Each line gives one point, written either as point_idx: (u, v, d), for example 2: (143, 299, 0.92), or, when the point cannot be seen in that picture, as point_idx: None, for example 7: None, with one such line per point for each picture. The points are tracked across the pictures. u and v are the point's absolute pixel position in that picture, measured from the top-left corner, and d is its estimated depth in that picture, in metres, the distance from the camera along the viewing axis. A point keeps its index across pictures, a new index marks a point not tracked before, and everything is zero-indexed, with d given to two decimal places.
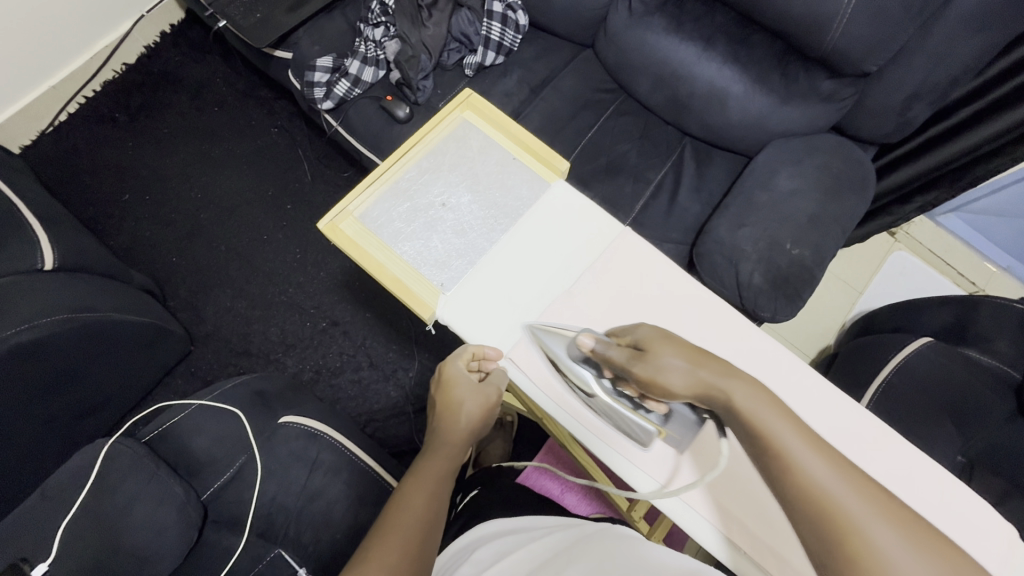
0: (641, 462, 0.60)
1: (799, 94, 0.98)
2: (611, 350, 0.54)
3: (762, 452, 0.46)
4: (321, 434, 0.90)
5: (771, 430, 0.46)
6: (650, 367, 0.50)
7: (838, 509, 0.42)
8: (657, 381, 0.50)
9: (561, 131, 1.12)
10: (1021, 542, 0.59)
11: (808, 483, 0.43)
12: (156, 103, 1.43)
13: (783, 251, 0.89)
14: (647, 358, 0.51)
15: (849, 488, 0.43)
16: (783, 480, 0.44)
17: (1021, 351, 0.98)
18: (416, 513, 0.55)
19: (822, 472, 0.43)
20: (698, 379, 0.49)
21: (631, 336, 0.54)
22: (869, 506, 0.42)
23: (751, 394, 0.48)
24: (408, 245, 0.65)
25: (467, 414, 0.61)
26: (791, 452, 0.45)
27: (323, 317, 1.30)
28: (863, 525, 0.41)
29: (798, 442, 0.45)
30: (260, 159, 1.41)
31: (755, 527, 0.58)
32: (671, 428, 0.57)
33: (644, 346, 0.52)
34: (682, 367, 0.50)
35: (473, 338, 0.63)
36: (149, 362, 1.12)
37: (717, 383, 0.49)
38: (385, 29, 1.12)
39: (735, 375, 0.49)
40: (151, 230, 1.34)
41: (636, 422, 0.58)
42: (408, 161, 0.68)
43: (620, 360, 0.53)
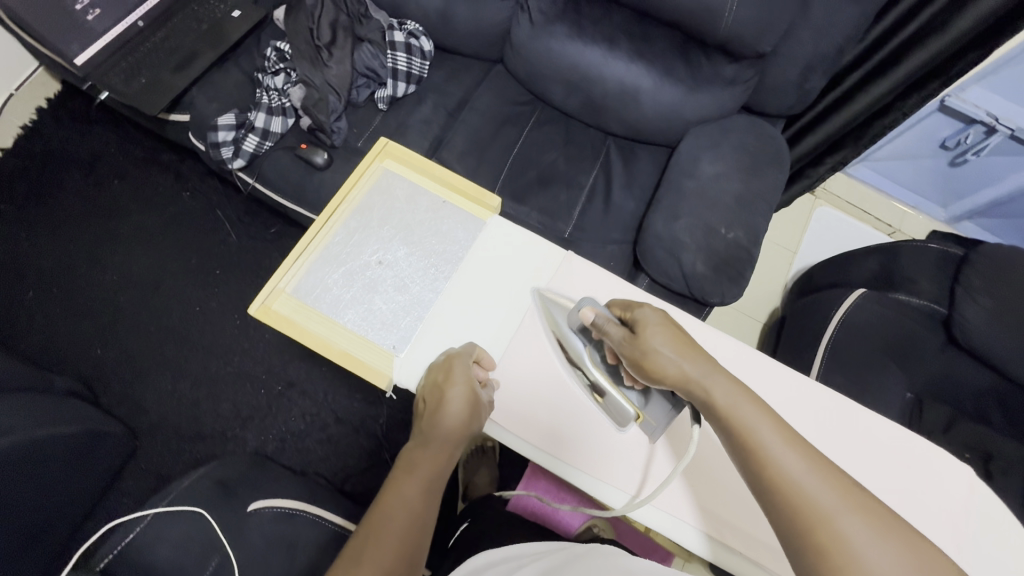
0: (611, 479, 0.58)
1: (704, 81, 1.02)
2: (609, 325, 0.56)
3: (737, 444, 0.48)
4: (298, 512, 0.85)
5: (748, 426, 0.48)
6: (640, 351, 0.53)
7: (806, 500, 0.43)
8: (645, 364, 0.53)
9: (487, 151, 1.11)
10: (983, 482, 0.62)
11: (779, 477, 0.45)
12: (45, 187, 1.31)
13: (719, 236, 0.91)
14: (638, 341, 0.53)
15: (822, 481, 0.44)
16: (757, 473, 0.46)
17: (941, 287, 1.06)
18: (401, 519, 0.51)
19: (796, 468, 0.45)
20: (681, 372, 0.51)
21: (633, 313, 0.55)
22: (841, 499, 0.43)
23: (730, 391, 0.50)
24: (351, 313, 0.61)
25: (462, 412, 0.54)
26: (765, 447, 0.46)
27: (278, 380, 1.23)
28: (833, 516, 0.42)
29: (773, 437, 0.46)
30: (177, 227, 1.32)
31: (738, 519, 0.60)
32: (649, 412, 0.58)
33: (638, 326, 0.54)
34: (670, 357, 0.52)
35: (465, 342, 0.60)
36: (90, 473, 1.01)
37: (699, 377, 0.51)
38: (285, 75, 1.07)
39: (718, 371, 0.51)
40: (66, 325, 1.22)
41: (616, 401, 0.58)
42: (334, 223, 0.65)
43: (615, 335, 0.55)
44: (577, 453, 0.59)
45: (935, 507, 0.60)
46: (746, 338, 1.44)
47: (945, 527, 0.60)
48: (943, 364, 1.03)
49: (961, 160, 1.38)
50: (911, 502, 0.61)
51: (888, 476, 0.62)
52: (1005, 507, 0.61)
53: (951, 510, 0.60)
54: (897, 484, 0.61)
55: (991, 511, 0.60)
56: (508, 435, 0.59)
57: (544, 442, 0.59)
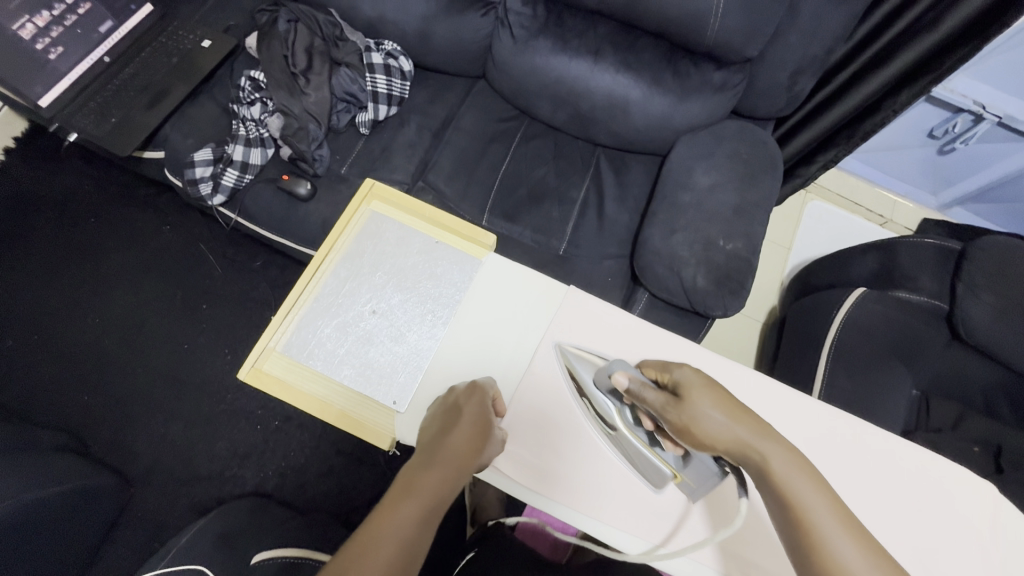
0: (622, 525, 0.56)
1: (693, 88, 0.99)
2: (646, 392, 0.51)
3: (791, 518, 0.45)
4: (301, 560, 0.82)
5: (805, 504, 0.45)
6: (684, 415, 0.48)
7: None
8: (690, 431, 0.48)
9: (475, 170, 1.08)
10: (1002, 496, 0.62)
11: (833, 563, 0.42)
12: (18, 230, 1.27)
13: (718, 248, 0.89)
14: (682, 406, 0.49)
15: (879, 571, 0.42)
16: (808, 557, 0.44)
17: (941, 282, 1.05)
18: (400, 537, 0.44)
19: (853, 555, 0.42)
20: (734, 435, 0.47)
21: (673, 376, 0.51)
22: None
23: (787, 461, 0.46)
24: (346, 370, 0.59)
25: (471, 429, 0.52)
26: (822, 530, 0.44)
27: (274, 415, 1.20)
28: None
29: (831, 521, 0.44)
30: (160, 263, 1.28)
31: (763, 561, 0.56)
32: (686, 475, 0.54)
33: (680, 391, 0.49)
34: (721, 421, 0.47)
35: (475, 375, 0.58)
36: (80, 528, 0.97)
37: (753, 442, 0.47)
38: (261, 104, 1.03)
39: (772, 437, 0.47)
40: (49, 373, 1.18)
41: (651, 460, 0.55)
42: (324, 273, 0.62)
43: (653, 403, 0.50)
44: (591, 497, 0.56)
45: (960, 525, 0.60)
46: (746, 338, 1.43)
47: (973, 545, 0.60)
48: (946, 359, 1.02)
49: (950, 148, 1.37)
50: (936, 522, 0.61)
51: (911, 497, 0.61)
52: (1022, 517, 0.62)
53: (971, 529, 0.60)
54: (920, 504, 0.61)
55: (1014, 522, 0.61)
56: (520, 488, 0.56)
57: (556, 489, 0.56)
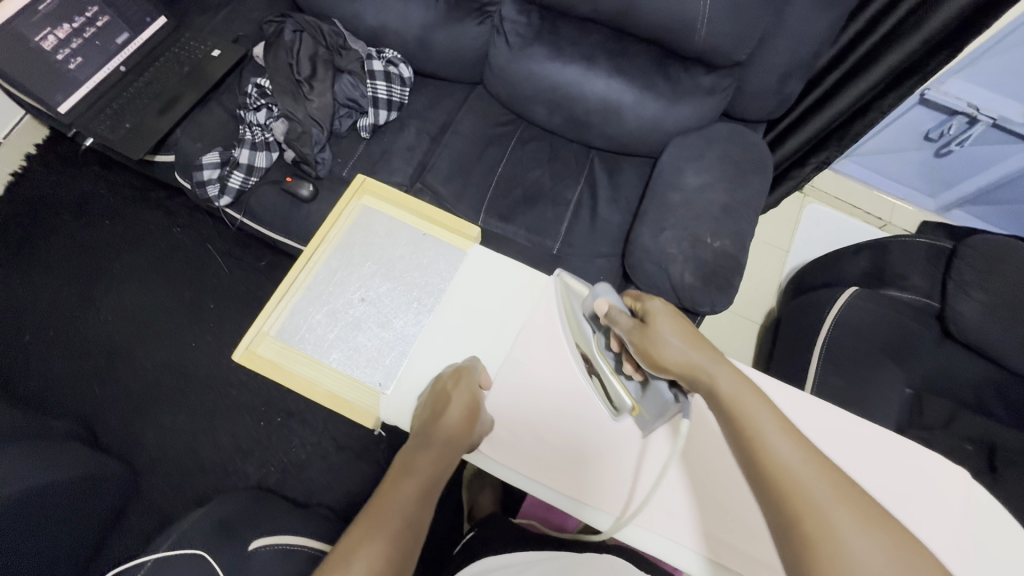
0: (593, 501, 0.57)
1: (684, 92, 1.02)
2: (621, 316, 0.56)
3: (736, 428, 0.50)
4: (298, 548, 0.85)
5: (748, 415, 0.49)
6: (649, 338, 0.54)
7: (795, 486, 0.45)
8: (652, 352, 0.54)
9: (472, 172, 1.12)
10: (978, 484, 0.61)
11: (769, 459, 0.47)
12: (37, 232, 1.32)
13: (705, 246, 0.91)
14: (648, 329, 0.54)
15: (814, 471, 0.45)
16: (750, 458, 0.48)
17: (933, 281, 1.06)
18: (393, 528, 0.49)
19: (790, 455, 0.46)
20: (688, 358, 0.53)
21: (644, 305, 0.57)
22: (830, 487, 0.44)
23: (734, 380, 0.51)
24: (335, 353, 0.61)
25: (461, 420, 0.54)
26: (761, 433, 0.48)
27: (277, 411, 1.23)
28: (819, 500, 0.43)
29: (771, 426, 0.48)
30: (169, 264, 1.32)
31: (735, 540, 0.58)
32: (644, 405, 0.58)
33: (650, 318, 0.55)
34: (678, 346, 0.53)
35: (466, 356, 0.61)
36: (89, 518, 1.01)
37: (705, 364, 0.53)
38: (267, 110, 1.08)
39: (723, 361, 0.53)
40: (63, 368, 1.23)
41: (613, 388, 0.58)
42: (316, 263, 0.65)
43: (625, 325, 0.56)
44: (563, 474, 0.58)
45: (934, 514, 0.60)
46: (743, 339, 1.44)
47: (947, 534, 0.59)
48: (939, 358, 1.03)
49: (946, 151, 1.38)
50: (909, 510, 0.60)
51: (885, 483, 0.61)
52: (1003, 510, 0.60)
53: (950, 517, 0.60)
54: (892, 491, 0.61)
55: (990, 513, 0.60)
56: (498, 466, 0.58)
57: (531, 468, 0.58)
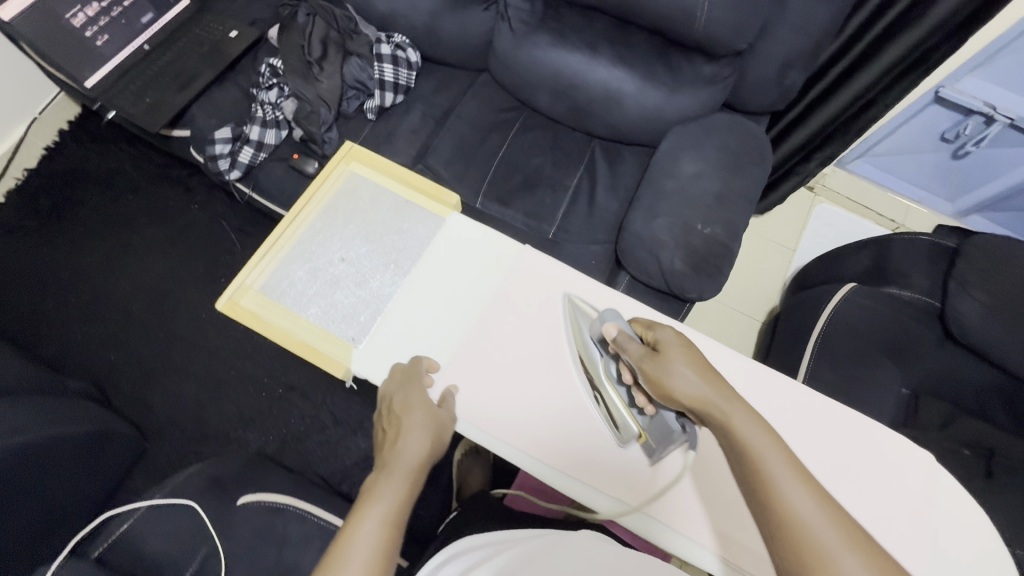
0: (560, 467, 0.58)
1: (685, 81, 1.02)
2: (630, 344, 0.55)
3: (747, 471, 0.46)
4: (286, 506, 0.88)
5: (761, 458, 0.46)
6: (661, 369, 0.52)
7: (810, 540, 0.41)
8: (662, 383, 0.52)
9: (474, 156, 1.14)
10: (943, 469, 0.61)
11: (783, 510, 0.43)
12: (65, 203, 1.40)
13: (696, 232, 0.92)
14: (660, 360, 0.52)
15: (831, 526, 0.41)
16: (762, 507, 0.44)
17: (934, 280, 1.04)
18: (369, 563, 0.45)
19: (804, 504, 0.43)
20: (700, 394, 0.50)
21: (657, 336, 0.55)
22: (846, 540, 0.40)
23: (749, 420, 0.48)
24: (313, 307, 0.64)
25: (427, 438, 0.54)
26: (775, 480, 0.44)
27: (279, 383, 1.27)
28: (836, 558, 0.40)
29: (785, 472, 0.44)
30: (186, 238, 1.38)
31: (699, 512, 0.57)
32: (652, 432, 0.57)
33: (662, 348, 0.54)
34: (690, 376, 0.51)
35: (413, 356, 0.61)
36: (99, 472, 1.06)
37: (718, 400, 0.49)
38: (278, 89, 1.12)
39: (738, 398, 0.49)
40: (82, 332, 1.29)
41: (621, 417, 0.58)
42: (301, 223, 0.68)
43: (635, 354, 0.55)
44: (531, 439, 0.59)
45: (894, 497, 0.59)
46: (744, 337, 1.43)
47: (907, 516, 0.58)
48: (938, 358, 1.00)
49: (962, 152, 1.35)
50: (869, 491, 0.59)
51: (847, 464, 0.60)
52: (969, 497, 0.59)
53: (911, 500, 0.59)
54: (855, 473, 0.60)
55: (955, 499, 0.59)
56: (463, 423, 0.59)
57: (493, 425, 0.59)
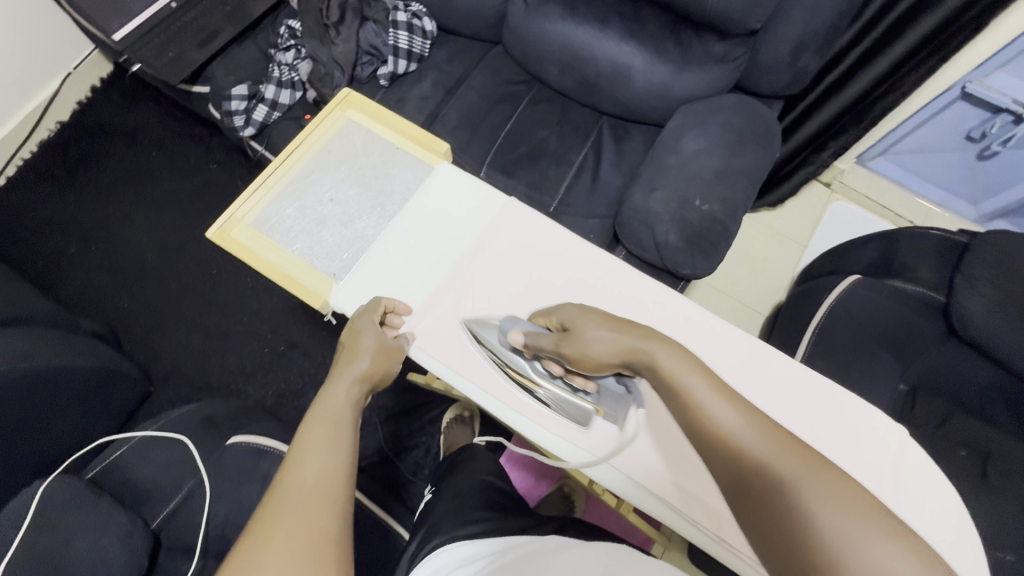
0: (539, 419, 0.60)
1: (694, 59, 1.01)
2: (541, 338, 0.56)
3: (677, 403, 0.46)
4: (271, 450, 0.90)
5: (687, 387, 0.46)
6: (577, 345, 0.53)
7: (746, 454, 0.41)
8: (586, 357, 0.53)
9: (481, 126, 1.15)
10: (917, 446, 0.59)
11: (716, 431, 0.43)
12: (93, 156, 1.45)
13: (693, 208, 0.91)
14: (574, 337, 0.53)
15: (761, 435, 0.42)
16: (698, 434, 0.44)
17: (942, 275, 1.01)
18: (323, 468, 0.45)
19: (732, 421, 0.43)
20: (623, 344, 0.51)
21: (558, 318, 0.57)
22: (773, 446, 0.41)
23: (671, 353, 0.48)
24: (299, 243, 0.66)
25: (369, 359, 0.55)
26: (703, 405, 0.44)
27: (281, 340, 1.31)
28: (770, 462, 0.40)
29: (710, 395, 0.45)
30: (203, 195, 1.43)
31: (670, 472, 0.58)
32: (605, 404, 0.58)
33: (569, 326, 0.54)
34: (608, 336, 0.52)
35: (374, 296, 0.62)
36: (105, 408, 1.10)
37: (640, 344, 0.50)
38: (295, 51, 1.15)
39: (657, 337, 0.50)
40: (100, 279, 1.35)
41: (573, 404, 0.59)
42: (295, 162, 0.70)
43: (550, 344, 0.55)
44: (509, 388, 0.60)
45: (863, 466, 0.58)
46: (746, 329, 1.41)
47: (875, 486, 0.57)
48: (939, 355, 0.98)
49: (989, 153, 1.30)
50: (838, 459, 0.58)
51: (818, 432, 0.59)
52: (942, 475, 0.58)
53: (883, 474, 0.58)
54: (826, 444, 0.59)
55: (925, 472, 0.58)
56: (437, 362, 0.61)
57: (463, 365, 0.61)
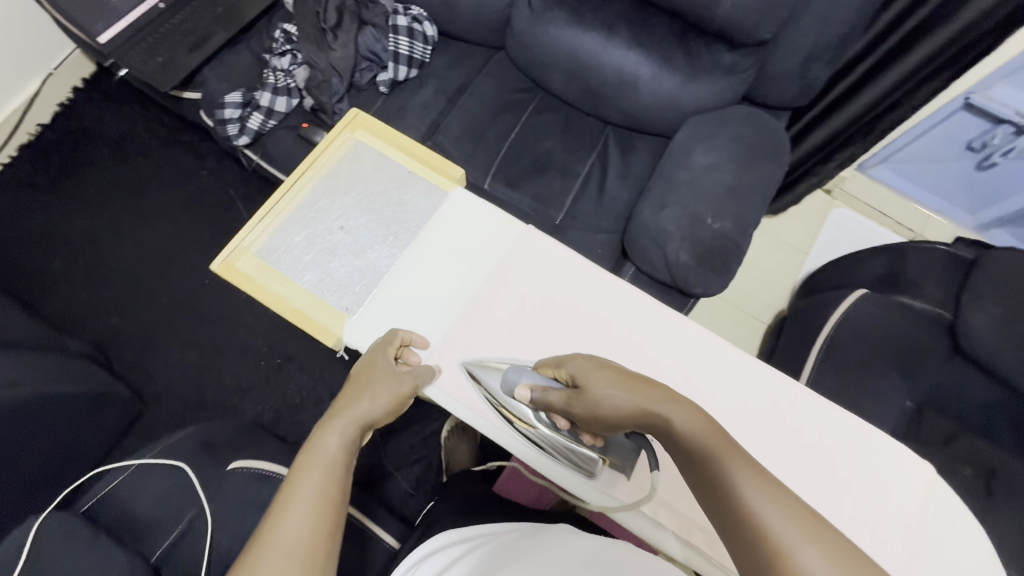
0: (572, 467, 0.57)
1: (703, 70, 0.99)
2: (550, 395, 0.53)
3: (698, 473, 0.44)
4: (272, 475, 0.88)
5: (709, 457, 0.44)
6: (588, 404, 0.51)
7: (770, 538, 0.38)
8: (598, 415, 0.50)
9: (484, 136, 1.12)
10: (939, 478, 0.60)
11: (741, 510, 0.40)
12: (77, 162, 1.40)
13: (705, 226, 0.89)
14: (584, 396, 0.51)
15: (785, 515, 0.39)
16: (721, 510, 0.42)
17: (949, 292, 1.01)
18: (306, 528, 0.42)
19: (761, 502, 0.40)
20: (639, 405, 0.49)
21: (568, 370, 0.53)
22: (799, 530, 0.38)
23: (690, 419, 0.46)
24: (309, 274, 0.65)
25: (371, 399, 0.52)
26: (727, 478, 0.42)
27: (277, 354, 1.27)
28: (790, 546, 0.37)
29: (735, 468, 0.42)
30: (194, 203, 1.38)
31: (708, 521, 0.57)
32: (613, 456, 0.56)
33: (579, 382, 0.52)
34: (623, 395, 0.49)
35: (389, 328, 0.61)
36: (97, 429, 1.07)
37: (656, 407, 0.48)
38: (291, 57, 1.11)
39: (676, 400, 0.48)
40: (87, 291, 1.30)
41: (578, 454, 0.56)
42: (303, 189, 0.69)
43: (560, 402, 0.53)
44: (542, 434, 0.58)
45: (888, 506, 0.58)
46: (748, 339, 1.40)
47: (900, 528, 0.57)
48: (946, 371, 0.98)
49: (988, 163, 1.31)
50: (862, 500, 0.58)
51: (844, 472, 0.59)
52: (962, 507, 0.58)
53: (906, 510, 0.58)
54: (850, 479, 0.59)
55: (949, 510, 0.58)
56: (453, 402, 0.59)
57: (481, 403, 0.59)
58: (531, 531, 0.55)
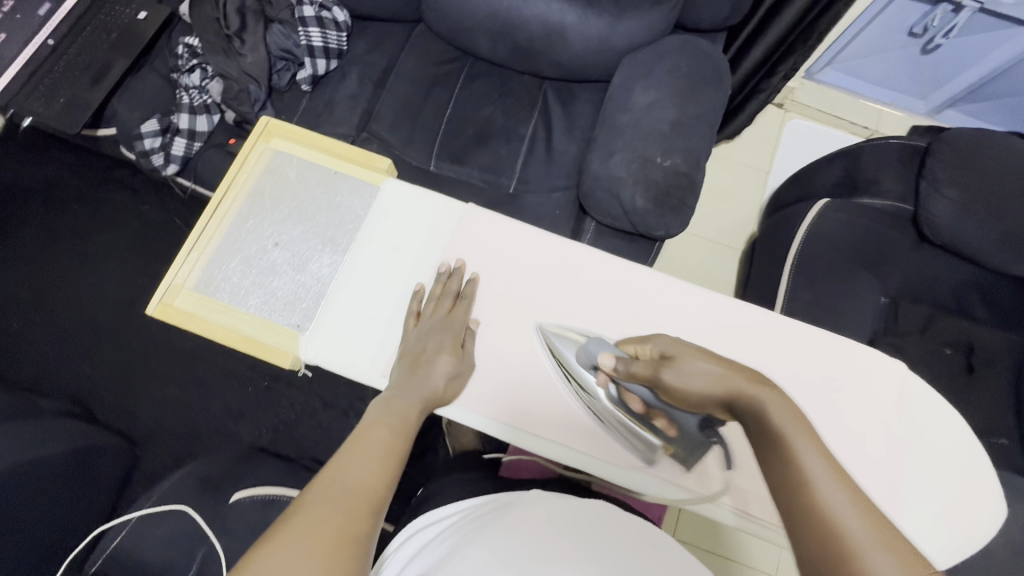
0: (537, 432, 0.59)
1: (630, 5, 0.94)
2: (635, 366, 0.53)
3: (779, 460, 0.42)
4: (276, 497, 0.88)
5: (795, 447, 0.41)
6: (678, 376, 0.49)
7: (839, 533, 0.37)
8: (682, 389, 0.49)
9: (419, 115, 1.07)
10: (911, 371, 0.61)
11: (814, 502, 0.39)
12: (9, 221, 1.34)
13: (655, 166, 0.87)
14: (673, 366, 0.49)
15: (867, 522, 0.37)
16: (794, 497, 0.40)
17: (906, 183, 1.01)
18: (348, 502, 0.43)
19: (842, 503, 0.38)
20: (726, 384, 0.46)
21: (655, 347, 0.53)
22: (875, 538, 0.36)
23: (782, 408, 0.44)
24: (250, 299, 0.63)
25: (442, 378, 0.56)
26: (809, 472, 0.40)
27: (263, 376, 1.25)
28: (866, 554, 0.35)
29: (819, 464, 0.40)
30: (141, 240, 1.33)
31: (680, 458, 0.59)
32: (678, 446, 0.57)
33: (669, 355, 0.51)
34: (712, 371, 0.47)
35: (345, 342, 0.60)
36: (93, 488, 1.05)
37: (748, 388, 0.46)
38: (201, 71, 1.05)
39: (769, 384, 0.45)
40: (51, 351, 1.25)
41: (640, 437, 0.57)
42: (227, 212, 0.66)
43: (646, 372, 0.52)
44: (503, 408, 0.59)
45: (869, 409, 0.59)
46: (724, 266, 1.41)
47: (878, 426, 0.59)
48: (916, 261, 0.98)
49: (932, 46, 1.28)
50: (840, 405, 0.59)
51: (821, 383, 0.60)
52: (934, 394, 0.61)
53: (887, 407, 0.59)
54: (831, 390, 0.60)
55: (920, 402, 0.60)
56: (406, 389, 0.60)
57: None
58: (512, 498, 0.55)
